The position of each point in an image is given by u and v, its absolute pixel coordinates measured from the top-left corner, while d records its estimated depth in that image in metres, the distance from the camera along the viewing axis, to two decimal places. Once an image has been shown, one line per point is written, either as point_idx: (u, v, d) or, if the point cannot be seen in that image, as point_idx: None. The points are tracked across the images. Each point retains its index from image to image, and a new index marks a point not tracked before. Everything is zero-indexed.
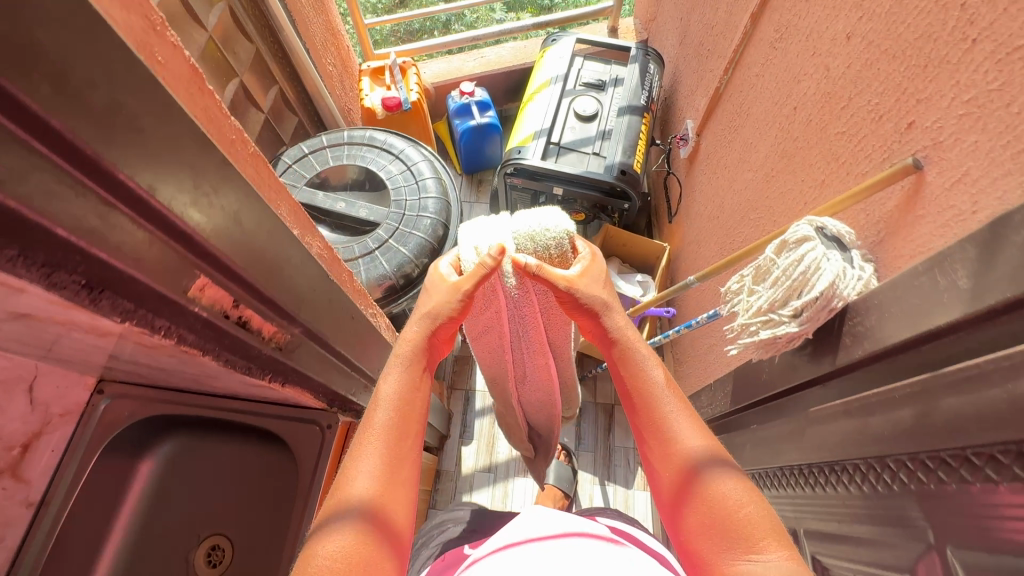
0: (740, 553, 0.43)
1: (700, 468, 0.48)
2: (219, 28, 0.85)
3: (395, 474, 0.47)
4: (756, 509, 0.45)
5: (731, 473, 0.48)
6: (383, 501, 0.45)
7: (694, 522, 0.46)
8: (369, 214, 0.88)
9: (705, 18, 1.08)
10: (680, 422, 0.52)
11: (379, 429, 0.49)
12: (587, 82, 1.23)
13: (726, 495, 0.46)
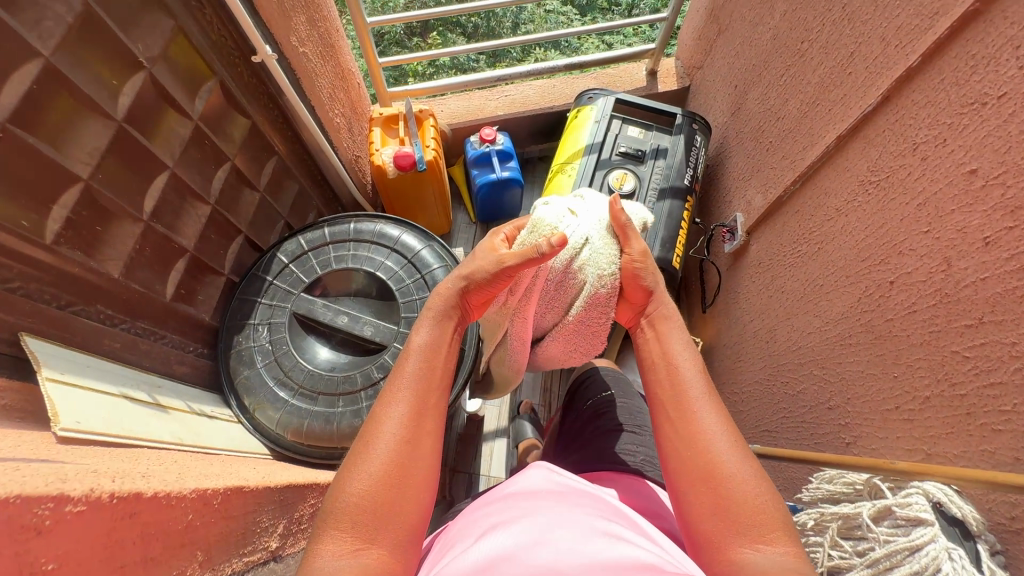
0: (750, 543, 0.43)
1: (720, 448, 0.49)
2: (208, 111, 0.72)
3: (417, 424, 0.51)
4: (772, 502, 0.46)
5: (756, 464, 0.47)
6: (401, 455, 0.48)
7: (704, 505, 0.47)
8: (374, 333, 0.77)
9: (769, 102, 0.94)
10: (710, 407, 0.52)
11: (403, 380, 0.54)
12: (624, 152, 1.10)
13: (749, 483, 0.46)
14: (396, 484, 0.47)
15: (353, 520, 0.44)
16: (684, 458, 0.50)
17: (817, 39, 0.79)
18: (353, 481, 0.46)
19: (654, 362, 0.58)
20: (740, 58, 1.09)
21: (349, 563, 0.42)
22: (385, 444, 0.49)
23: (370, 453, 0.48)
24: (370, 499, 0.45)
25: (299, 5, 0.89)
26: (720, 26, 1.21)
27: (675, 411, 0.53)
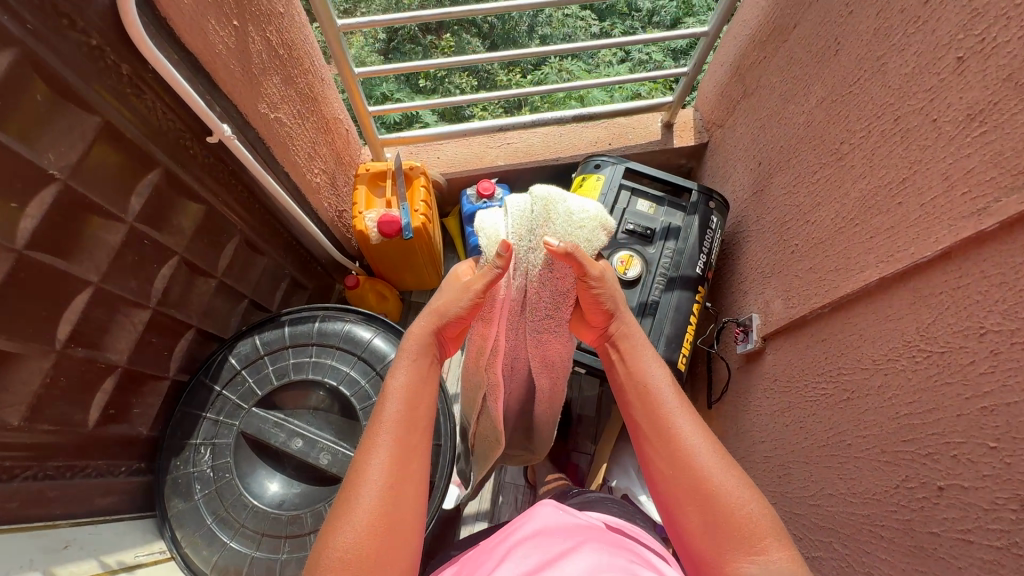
0: (746, 555, 0.50)
1: (712, 473, 0.55)
2: (149, 207, 0.62)
3: (406, 458, 0.55)
4: (761, 511, 0.52)
5: (741, 481, 0.54)
6: (388, 499, 0.51)
7: (699, 521, 0.54)
8: (331, 462, 0.68)
9: (797, 196, 0.83)
10: (690, 429, 0.59)
11: (386, 422, 0.56)
12: (632, 230, 0.99)
13: (733, 495, 0.53)
14: (388, 526, 0.50)
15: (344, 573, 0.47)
16: (674, 477, 0.57)
17: (861, 145, 0.68)
18: (347, 526, 0.49)
19: (632, 382, 0.65)
20: (766, 133, 0.98)
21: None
22: (370, 490, 0.51)
23: (359, 500, 0.51)
24: (365, 544, 0.48)
25: (271, 64, 0.79)
26: (745, 88, 1.10)
27: (660, 438, 0.59)
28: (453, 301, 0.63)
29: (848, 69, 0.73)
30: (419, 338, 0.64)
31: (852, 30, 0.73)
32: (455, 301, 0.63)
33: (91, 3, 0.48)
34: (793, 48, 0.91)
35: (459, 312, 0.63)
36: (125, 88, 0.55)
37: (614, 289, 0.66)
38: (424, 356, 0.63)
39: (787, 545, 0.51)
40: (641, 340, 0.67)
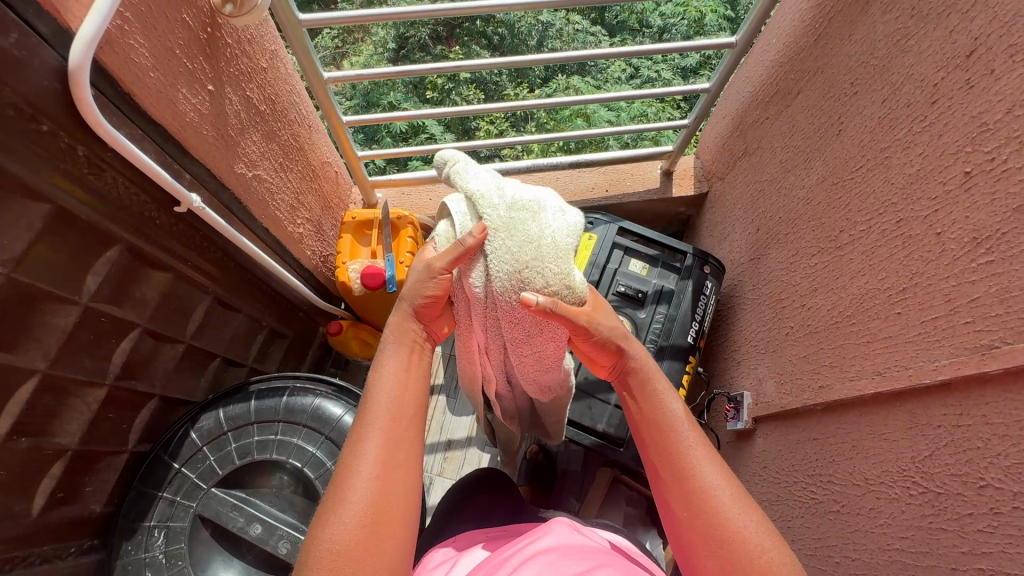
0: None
1: (722, 498, 0.49)
2: (108, 283, 0.59)
3: (397, 451, 0.50)
4: (780, 553, 0.47)
5: (759, 517, 0.49)
6: (378, 492, 0.47)
7: (713, 565, 0.48)
8: (289, 553, 0.65)
9: (794, 275, 0.80)
10: (700, 452, 0.53)
11: (374, 419, 0.51)
12: (623, 292, 0.96)
13: (753, 538, 0.47)
14: (379, 522, 0.46)
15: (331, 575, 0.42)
16: (688, 516, 0.50)
17: (861, 238, 0.65)
18: (332, 525, 0.45)
19: (642, 414, 0.58)
20: (766, 199, 0.95)
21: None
22: (357, 485, 0.47)
23: (348, 493, 0.46)
24: (352, 542, 0.44)
25: (252, 122, 0.76)
26: (746, 145, 1.07)
27: (669, 462, 0.53)
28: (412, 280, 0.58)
29: (850, 154, 0.70)
30: (401, 328, 0.58)
31: (857, 112, 0.70)
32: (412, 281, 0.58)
33: (43, 90, 0.46)
34: (797, 116, 0.88)
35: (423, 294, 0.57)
36: (82, 168, 0.53)
37: (619, 328, 0.60)
38: (410, 342, 0.58)
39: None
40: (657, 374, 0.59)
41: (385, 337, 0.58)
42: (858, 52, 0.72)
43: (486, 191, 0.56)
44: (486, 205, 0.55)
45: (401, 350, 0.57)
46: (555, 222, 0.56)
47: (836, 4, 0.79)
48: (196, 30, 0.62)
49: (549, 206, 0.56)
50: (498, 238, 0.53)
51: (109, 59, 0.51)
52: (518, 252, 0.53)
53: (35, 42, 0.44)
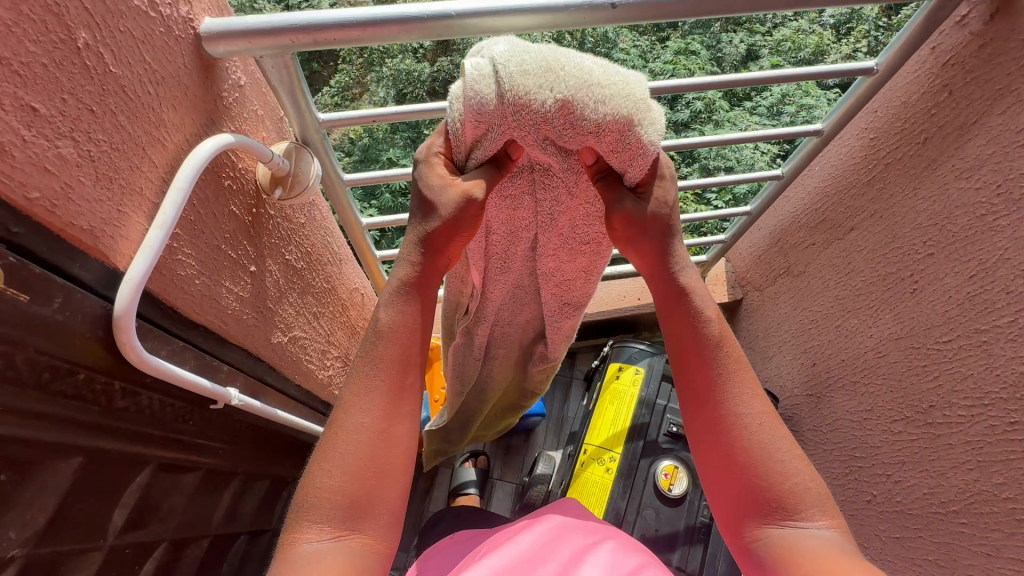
0: (780, 518, 0.50)
1: (751, 425, 0.52)
2: (139, 507, 0.52)
3: (402, 398, 0.49)
4: (802, 483, 0.50)
5: (790, 446, 0.52)
6: (379, 439, 0.48)
7: (735, 486, 0.52)
8: None
9: (868, 433, 0.75)
10: (736, 374, 0.54)
11: (377, 365, 0.49)
12: (676, 433, 0.88)
13: (777, 468, 0.51)
14: (380, 471, 0.47)
15: (331, 517, 0.46)
16: (717, 438, 0.53)
17: (959, 425, 0.60)
18: (334, 468, 0.46)
19: (678, 326, 0.55)
20: (819, 332, 0.91)
21: (332, 547, 0.45)
22: (359, 432, 0.47)
23: (350, 438, 0.47)
24: (351, 488, 0.46)
25: (289, 284, 0.71)
26: (788, 265, 1.04)
27: (699, 385, 0.54)
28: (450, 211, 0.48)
29: (933, 321, 0.66)
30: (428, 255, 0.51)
31: (935, 277, 0.67)
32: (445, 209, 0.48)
33: (82, 341, 0.40)
34: (852, 252, 0.85)
35: (461, 229, 0.50)
36: (117, 402, 0.46)
37: (675, 227, 0.54)
38: (431, 276, 0.52)
39: (833, 516, 0.50)
40: (699, 288, 0.55)
41: (395, 267, 0.52)
42: (929, 209, 0.69)
43: (530, 58, 0.41)
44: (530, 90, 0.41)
45: (422, 291, 0.52)
46: (633, 126, 0.44)
47: (893, 152, 0.77)
48: (241, 216, 0.57)
49: (624, 106, 0.43)
50: (533, 133, 0.44)
51: (155, 284, 0.45)
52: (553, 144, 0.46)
53: (79, 297, 0.39)
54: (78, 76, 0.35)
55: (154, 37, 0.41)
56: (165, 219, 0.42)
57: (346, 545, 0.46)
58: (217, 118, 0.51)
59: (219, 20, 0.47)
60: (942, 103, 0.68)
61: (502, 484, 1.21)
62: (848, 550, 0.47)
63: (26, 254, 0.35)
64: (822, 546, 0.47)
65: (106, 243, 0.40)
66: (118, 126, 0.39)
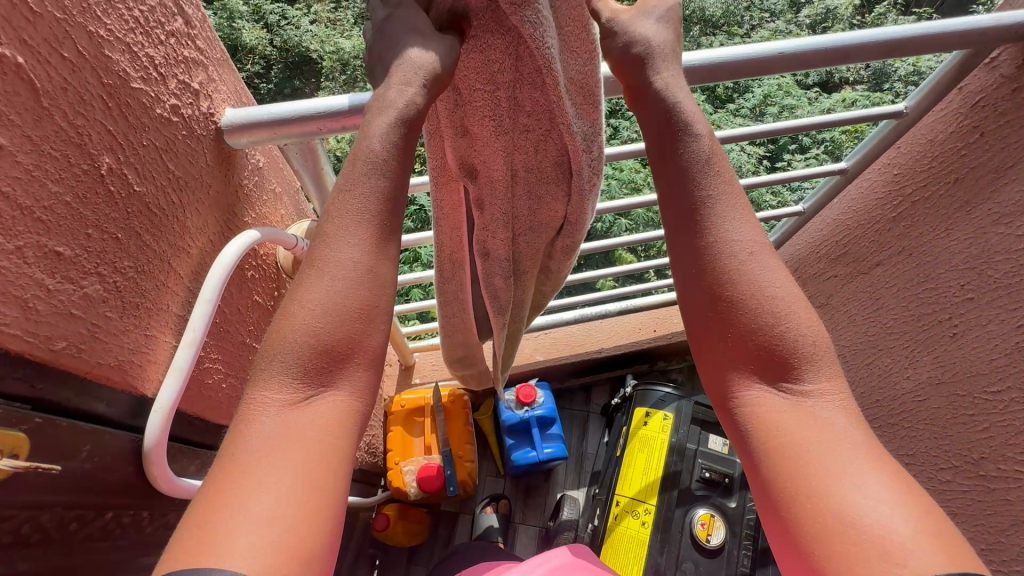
0: (775, 378, 0.36)
1: (758, 274, 0.37)
2: None
3: (396, 220, 0.34)
4: (810, 332, 0.36)
5: (790, 285, 0.37)
6: (359, 282, 0.32)
7: (723, 346, 0.38)
8: None
9: (912, 478, 0.74)
10: (732, 205, 0.38)
11: (359, 192, 0.33)
12: (708, 479, 0.87)
13: (769, 306, 0.36)
14: (364, 315, 0.32)
15: (299, 363, 0.30)
16: (708, 298, 0.38)
17: (1016, 480, 0.59)
18: (314, 301, 0.31)
19: (673, 158, 0.39)
20: (847, 367, 0.90)
21: (300, 411, 0.30)
22: (341, 263, 0.32)
23: (336, 267, 0.32)
24: (331, 329, 0.31)
25: None
26: (808, 295, 1.03)
27: (688, 229, 0.38)
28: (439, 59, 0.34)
29: (979, 370, 0.64)
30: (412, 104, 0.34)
31: (977, 323, 0.66)
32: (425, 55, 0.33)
33: (113, 482, 0.37)
34: (880, 288, 0.83)
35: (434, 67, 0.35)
36: (146, 528, 0.43)
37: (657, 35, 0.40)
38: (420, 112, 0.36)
39: (835, 375, 0.36)
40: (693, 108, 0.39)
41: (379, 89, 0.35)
42: (965, 252, 0.68)
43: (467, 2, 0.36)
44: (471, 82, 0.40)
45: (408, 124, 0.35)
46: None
47: (920, 189, 0.76)
48: (263, 304, 0.54)
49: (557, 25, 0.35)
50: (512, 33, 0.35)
51: (183, 401, 0.42)
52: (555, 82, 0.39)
53: (109, 438, 0.35)
54: (101, 205, 0.32)
55: (176, 143, 0.38)
56: (195, 337, 0.39)
57: (317, 411, 0.30)
58: (239, 209, 0.47)
59: (242, 111, 0.43)
60: (974, 144, 0.67)
61: (524, 528, 1.17)
62: (857, 429, 0.34)
63: (53, 407, 0.31)
64: (830, 430, 0.34)
65: (134, 374, 0.36)
66: (143, 246, 0.36)
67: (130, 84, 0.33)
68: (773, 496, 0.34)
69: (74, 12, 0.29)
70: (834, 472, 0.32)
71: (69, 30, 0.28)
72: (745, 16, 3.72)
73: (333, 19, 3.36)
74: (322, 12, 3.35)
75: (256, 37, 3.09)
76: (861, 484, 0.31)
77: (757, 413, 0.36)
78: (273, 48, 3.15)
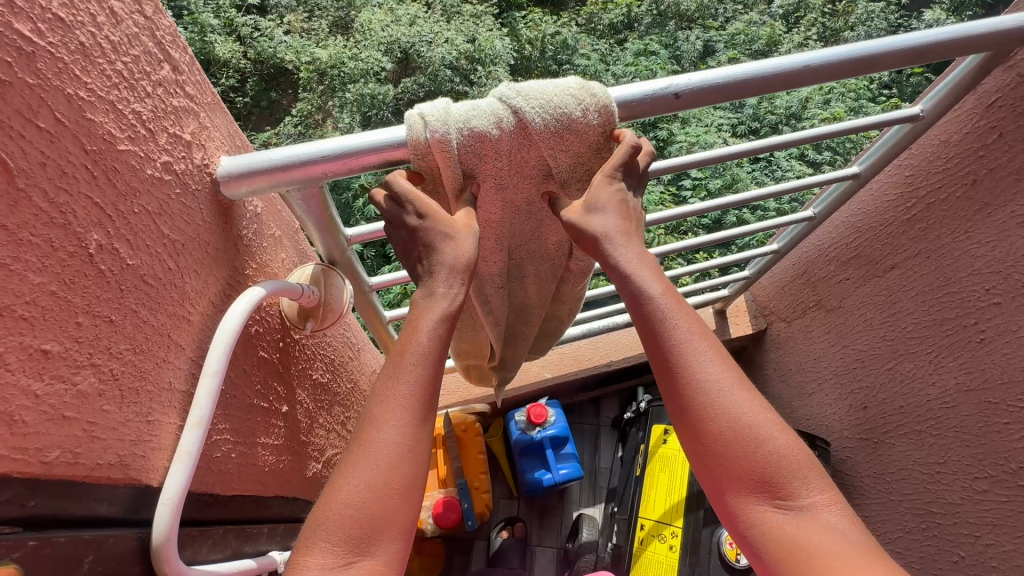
0: (768, 499, 0.38)
1: (740, 405, 0.39)
2: None
3: (439, 398, 0.38)
4: (789, 443, 0.38)
5: (759, 408, 0.39)
6: (400, 453, 0.35)
7: (727, 479, 0.38)
8: None
9: (944, 487, 0.72)
10: (709, 353, 0.40)
11: (393, 374, 0.37)
12: None
13: (751, 432, 0.38)
14: (411, 485, 0.35)
15: (343, 539, 0.33)
16: (707, 443, 0.39)
17: None
18: (357, 476, 0.34)
19: (643, 327, 0.41)
20: (865, 372, 0.88)
21: None
22: (389, 438, 0.35)
23: (378, 443, 0.35)
24: (374, 503, 0.34)
25: (317, 405, 0.64)
26: (818, 298, 1.01)
27: (672, 388, 0.40)
28: (470, 257, 0.41)
29: (1011, 377, 0.63)
30: (453, 297, 0.41)
31: (1005, 328, 0.64)
32: (460, 259, 0.41)
33: None
34: (895, 291, 0.82)
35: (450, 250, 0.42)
36: None
37: (604, 204, 0.43)
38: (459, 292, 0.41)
39: (827, 486, 0.38)
40: (651, 274, 0.42)
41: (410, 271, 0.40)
42: (988, 255, 0.66)
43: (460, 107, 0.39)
44: (477, 112, 0.39)
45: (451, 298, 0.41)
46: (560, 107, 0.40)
47: (934, 191, 0.74)
48: (270, 358, 0.50)
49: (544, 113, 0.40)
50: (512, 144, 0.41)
51: (192, 482, 0.38)
52: (557, 121, 0.41)
53: (113, 541, 0.31)
54: (92, 287, 0.28)
55: (171, 203, 0.34)
56: (202, 415, 0.34)
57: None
58: (241, 262, 0.44)
59: (240, 159, 0.39)
60: (992, 145, 0.65)
61: (542, 550, 1.14)
62: (850, 535, 0.36)
63: (48, 521, 0.28)
64: (831, 547, 0.35)
65: (137, 465, 0.32)
66: (139, 324, 0.32)
67: (118, 147, 0.29)
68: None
69: (49, 74, 0.25)
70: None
71: (45, 96, 0.25)
72: (719, 9, 3.76)
73: (306, 29, 3.30)
74: (295, 23, 3.30)
75: (229, 51, 3.01)
76: None
77: (767, 541, 0.37)
78: (246, 61, 3.08)
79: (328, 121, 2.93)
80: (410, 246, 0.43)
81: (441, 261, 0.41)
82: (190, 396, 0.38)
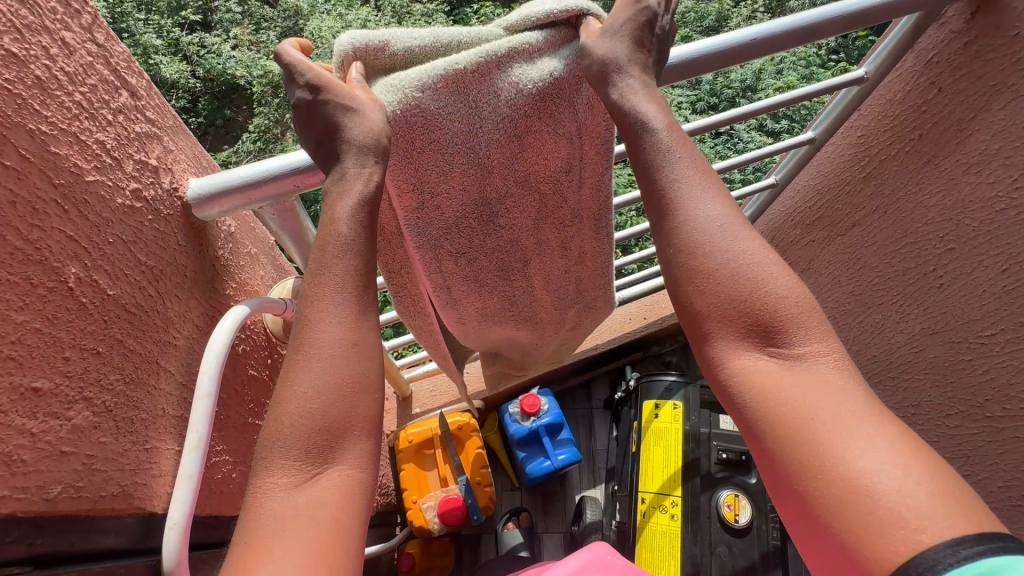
0: (762, 349, 0.37)
1: (742, 266, 0.38)
2: None
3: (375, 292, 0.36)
4: (787, 296, 0.37)
5: (758, 260, 0.38)
6: (348, 351, 0.34)
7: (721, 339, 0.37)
8: None
9: (921, 427, 0.76)
10: (708, 209, 0.39)
11: (329, 268, 0.35)
12: (725, 459, 0.88)
13: (750, 288, 0.37)
14: (363, 383, 0.34)
15: (303, 447, 0.32)
16: (707, 307, 0.38)
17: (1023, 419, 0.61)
18: (306, 382, 0.33)
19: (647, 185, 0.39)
20: (838, 327, 0.92)
21: (304, 490, 0.31)
22: (332, 338, 0.33)
23: (319, 348, 0.33)
24: (330, 404, 0.32)
25: None
26: (788, 263, 1.05)
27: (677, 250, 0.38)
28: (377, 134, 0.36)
29: (970, 317, 0.66)
30: (369, 176, 0.37)
31: (961, 271, 0.67)
32: (367, 134, 0.36)
33: None
34: (858, 248, 0.86)
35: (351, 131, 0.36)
36: None
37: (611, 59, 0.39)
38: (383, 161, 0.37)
39: (826, 335, 0.37)
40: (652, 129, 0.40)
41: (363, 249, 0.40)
42: (939, 204, 0.70)
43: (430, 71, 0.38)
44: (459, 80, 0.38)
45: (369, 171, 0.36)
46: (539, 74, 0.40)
47: (885, 148, 0.78)
48: (260, 375, 0.50)
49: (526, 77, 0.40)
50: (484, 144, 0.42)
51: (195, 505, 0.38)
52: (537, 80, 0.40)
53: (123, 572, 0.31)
54: (75, 321, 0.28)
55: (145, 229, 0.34)
56: (199, 438, 0.34)
57: (326, 483, 0.31)
58: (221, 283, 0.44)
59: (209, 180, 0.38)
60: (933, 100, 0.69)
61: (549, 536, 1.16)
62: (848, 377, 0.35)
63: (57, 558, 0.28)
64: (833, 401, 0.34)
65: (138, 493, 0.32)
66: (128, 353, 0.32)
67: (85, 178, 0.29)
68: (792, 478, 0.33)
69: (9, 111, 0.25)
70: (842, 430, 0.32)
71: (8, 134, 0.24)
72: None
73: (254, 42, 3.23)
74: (242, 37, 3.22)
75: (176, 71, 2.92)
76: (869, 434, 0.32)
77: (760, 393, 0.35)
78: (196, 80, 3.00)
79: (287, 134, 2.88)
80: (310, 125, 0.38)
81: (344, 140, 0.36)
82: (185, 420, 0.38)
